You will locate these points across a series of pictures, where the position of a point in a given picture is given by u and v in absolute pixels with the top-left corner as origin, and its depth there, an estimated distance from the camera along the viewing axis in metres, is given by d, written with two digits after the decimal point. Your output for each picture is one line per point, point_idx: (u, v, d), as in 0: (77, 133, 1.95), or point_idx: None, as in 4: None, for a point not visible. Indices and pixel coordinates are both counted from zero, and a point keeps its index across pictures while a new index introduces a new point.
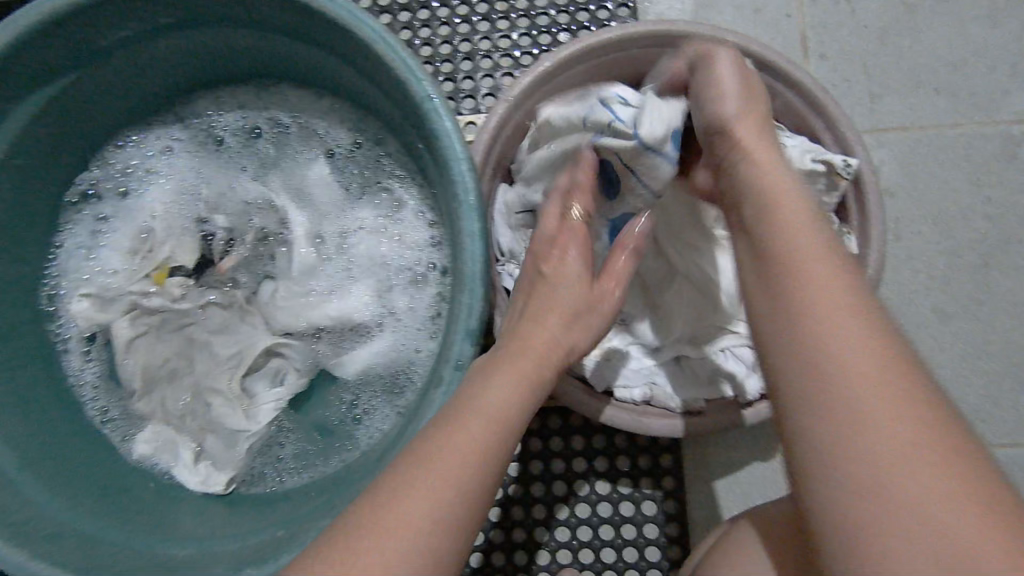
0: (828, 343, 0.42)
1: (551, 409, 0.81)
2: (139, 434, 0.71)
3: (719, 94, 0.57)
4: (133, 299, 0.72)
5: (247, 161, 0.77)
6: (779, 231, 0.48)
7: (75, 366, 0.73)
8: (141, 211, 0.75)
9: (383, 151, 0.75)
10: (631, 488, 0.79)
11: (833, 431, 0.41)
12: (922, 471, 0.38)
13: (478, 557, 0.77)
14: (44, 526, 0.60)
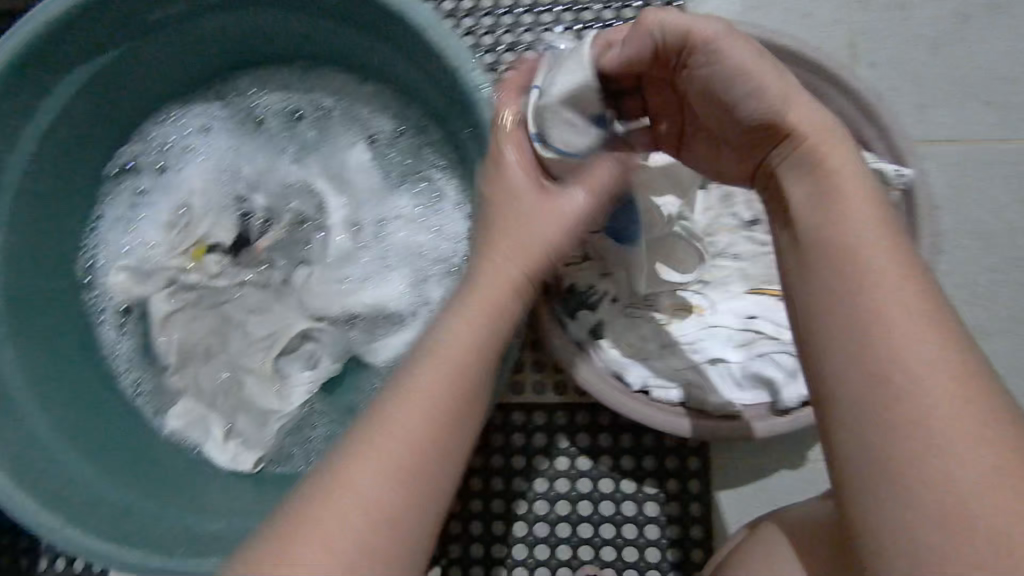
0: (912, 352, 0.43)
1: (578, 406, 0.82)
2: (168, 403, 0.76)
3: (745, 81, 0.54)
4: (172, 275, 0.78)
5: (290, 144, 0.80)
6: (846, 235, 0.48)
7: (114, 334, 0.78)
8: (179, 189, 0.79)
9: (425, 139, 0.78)
10: (656, 489, 0.80)
11: (912, 436, 0.42)
12: (961, 455, 0.41)
13: (501, 548, 0.79)
14: (82, 495, 0.65)
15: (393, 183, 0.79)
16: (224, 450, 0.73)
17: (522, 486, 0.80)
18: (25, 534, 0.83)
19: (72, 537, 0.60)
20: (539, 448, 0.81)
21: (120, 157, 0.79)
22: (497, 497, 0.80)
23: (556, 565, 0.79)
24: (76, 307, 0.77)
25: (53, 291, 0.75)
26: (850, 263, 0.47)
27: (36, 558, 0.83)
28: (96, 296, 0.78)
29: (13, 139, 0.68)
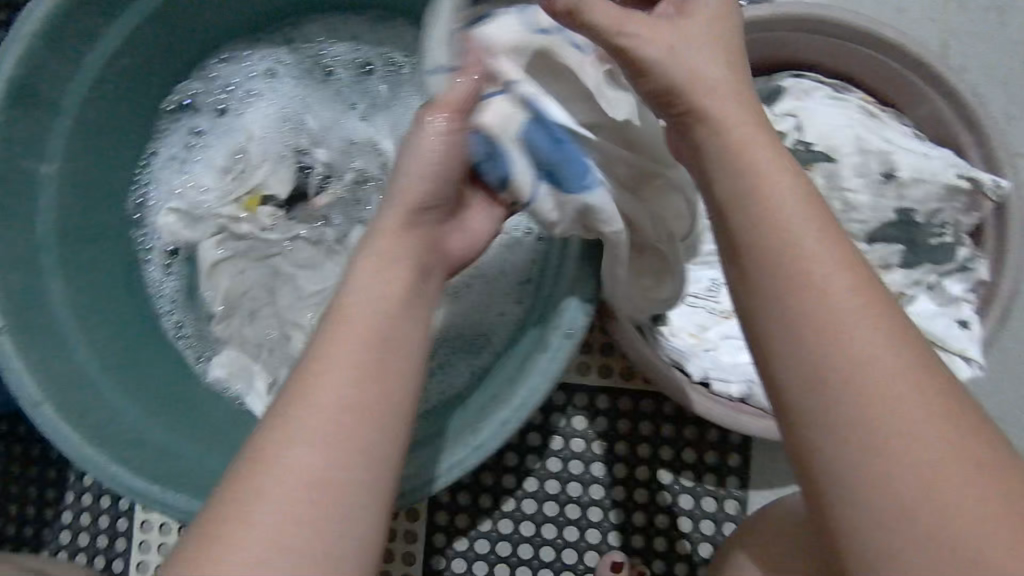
0: (852, 355, 0.43)
1: (621, 391, 0.81)
2: (212, 350, 0.76)
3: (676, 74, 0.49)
4: (223, 223, 0.76)
5: (357, 99, 0.78)
6: (792, 245, 0.45)
7: (159, 275, 0.77)
8: (238, 134, 0.78)
9: None
10: (693, 482, 0.79)
11: (861, 445, 0.42)
12: (916, 456, 0.42)
13: (531, 525, 0.80)
14: (126, 431, 0.63)
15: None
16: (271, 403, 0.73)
17: (557, 467, 0.80)
18: (53, 465, 0.83)
19: (117, 475, 0.60)
20: (578, 430, 0.81)
21: (178, 95, 0.77)
22: (530, 475, 0.80)
23: (585, 548, 0.79)
24: (122, 243, 0.75)
25: (104, 225, 0.73)
26: (801, 274, 0.44)
27: (63, 491, 0.82)
28: (146, 235, 0.77)
29: (78, 65, 0.66)
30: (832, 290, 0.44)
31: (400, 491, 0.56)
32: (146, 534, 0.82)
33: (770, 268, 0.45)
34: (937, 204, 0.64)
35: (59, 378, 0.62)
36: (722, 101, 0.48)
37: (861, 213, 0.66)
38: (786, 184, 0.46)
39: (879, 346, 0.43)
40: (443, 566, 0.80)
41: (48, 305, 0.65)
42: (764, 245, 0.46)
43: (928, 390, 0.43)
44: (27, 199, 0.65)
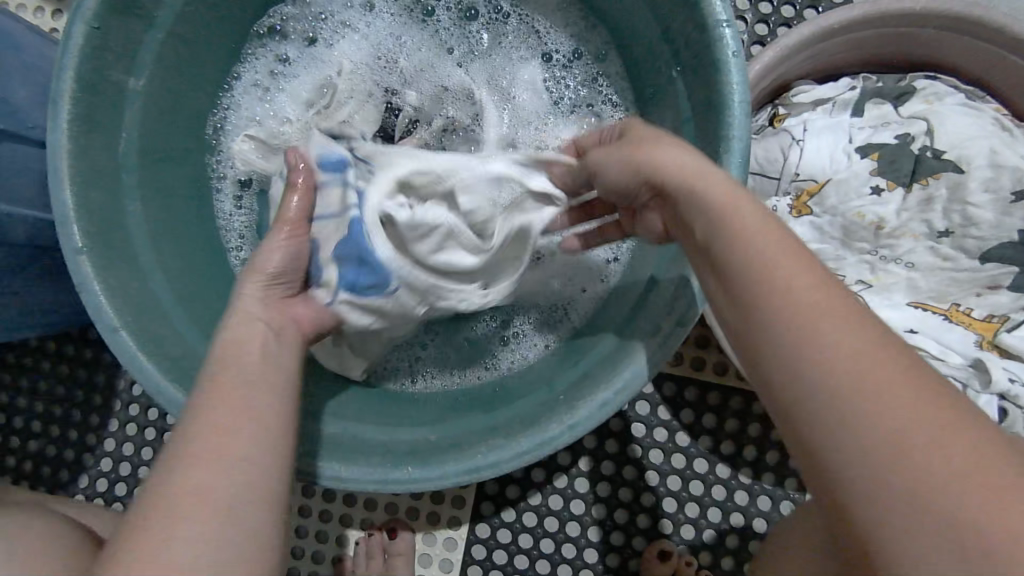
0: (828, 346, 0.34)
1: (689, 382, 0.79)
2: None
3: (631, 142, 0.49)
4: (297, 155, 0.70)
5: (452, 44, 0.75)
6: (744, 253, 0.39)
7: (229, 208, 0.74)
8: (328, 66, 0.74)
9: (602, 70, 0.72)
10: (751, 480, 0.78)
11: (856, 449, 0.33)
12: (930, 447, 0.32)
13: (581, 504, 0.79)
14: (198, 366, 0.60)
15: (562, 109, 0.73)
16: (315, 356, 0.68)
17: (614, 449, 0.79)
18: (97, 391, 0.80)
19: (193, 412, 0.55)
20: (641, 415, 0.79)
21: (271, 19, 0.74)
22: (586, 454, 0.79)
23: (634, 532, 0.79)
24: (197, 168, 0.72)
25: (181, 148, 0.69)
26: (768, 286, 0.37)
27: (107, 418, 0.79)
28: (222, 163, 0.74)
29: None
30: (792, 285, 0.37)
31: (490, 462, 0.54)
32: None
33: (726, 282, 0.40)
34: None
35: (137, 306, 0.58)
36: (661, 150, 0.46)
37: (980, 229, 0.63)
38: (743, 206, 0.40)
39: (850, 338, 0.35)
40: (488, 534, 0.79)
41: (126, 226, 0.61)
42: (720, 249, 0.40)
43: (921, 380, 0.34)
44: (112, 110, 0.60)
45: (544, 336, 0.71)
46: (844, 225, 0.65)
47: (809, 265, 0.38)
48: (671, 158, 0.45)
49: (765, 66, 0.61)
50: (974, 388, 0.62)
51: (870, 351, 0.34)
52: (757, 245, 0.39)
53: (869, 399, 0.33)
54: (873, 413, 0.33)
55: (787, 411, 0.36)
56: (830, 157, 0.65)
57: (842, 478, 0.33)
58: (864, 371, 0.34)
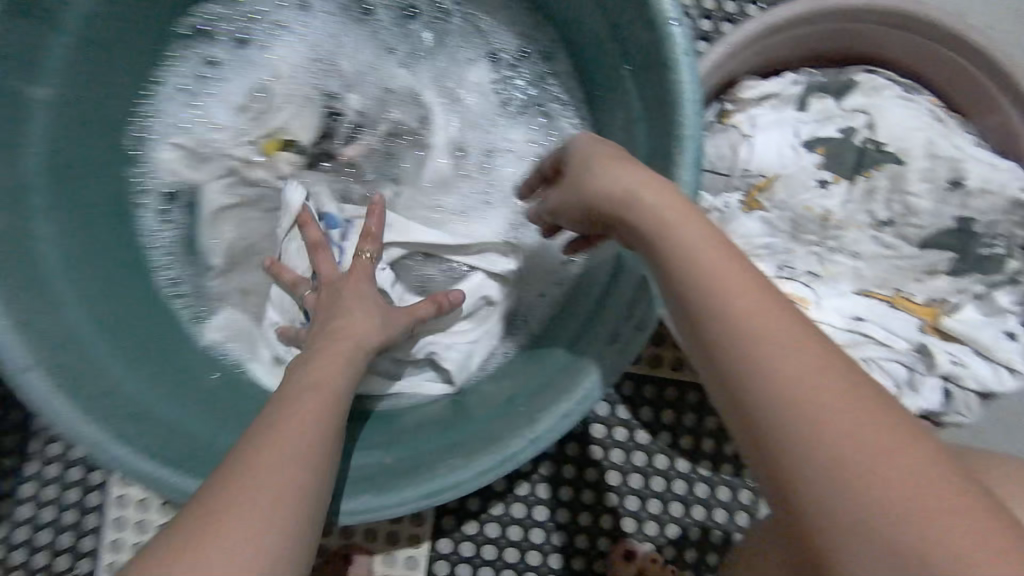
0: (777, 351, 0.34)
1: (647, 379, 0.80)
2: (212, 310, 0.69)
3: (583, 165, 0.49)
4: (234, 165, 0.70)
5: (394, 44, 0.73)
6: (692, 260, 0.39)
7: (154, 225, 0.69)
8: (261, 68, 0.72)
9: (550, 68, 0.71)
10: (710, 472, 0.79)
11: (815, 461, 0.31)
12: (885, 447, 0.31)
13: (544, 510, 0.79)
14: (125, 402, 0.55)
15: (512, 111, 0.73)
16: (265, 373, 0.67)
17: (575, 452, 0.79)
18: (12, 432, 0.73)
19: (119, 456, 0.50)
20: (600, 416, 0.79)
21: (196, 18, 0.69)
22: (547, 459, 0.79)
23: (598, 534, 0.79)
24: (113, 182, 0.66)
25: (96, 162, 0.64)
26: (721, 300, 0.37)
27: (24, 460, 0.73)
28: (144, 176, 0.69)
29: None
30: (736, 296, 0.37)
31: (451, 483, 0.52)
32: (124, 509, 0.72)
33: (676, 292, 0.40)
34: (997, 216, 0.64)
35: (52, 340, 0.53)
36: (605, 172, 0.46)
37: (920, 218, 0.65)
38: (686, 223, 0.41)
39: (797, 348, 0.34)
40: (451, 549, 0.78)
41: (36, 254, 0.56)
42: (669, 258, 0.41)
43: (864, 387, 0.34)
44: (12, 125, 0.54)
45: (504, 341, 0.69)
46: (792, 219, 0.66)
47: (751, 276, 0.38)
48: (623, 172, 0.46)
49: (713, 64, 0.61)
50: (919, 371, 0.64)
51: (821, 361, 0.34)
52: (703, 254, 0.39)
53: (821, 406, 0.32)
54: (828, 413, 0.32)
55: (745, 425, 0.34)
56: (778, 153, 0.65)
57: (806, 494, 0.31)
58: (814, 375, 0.33)
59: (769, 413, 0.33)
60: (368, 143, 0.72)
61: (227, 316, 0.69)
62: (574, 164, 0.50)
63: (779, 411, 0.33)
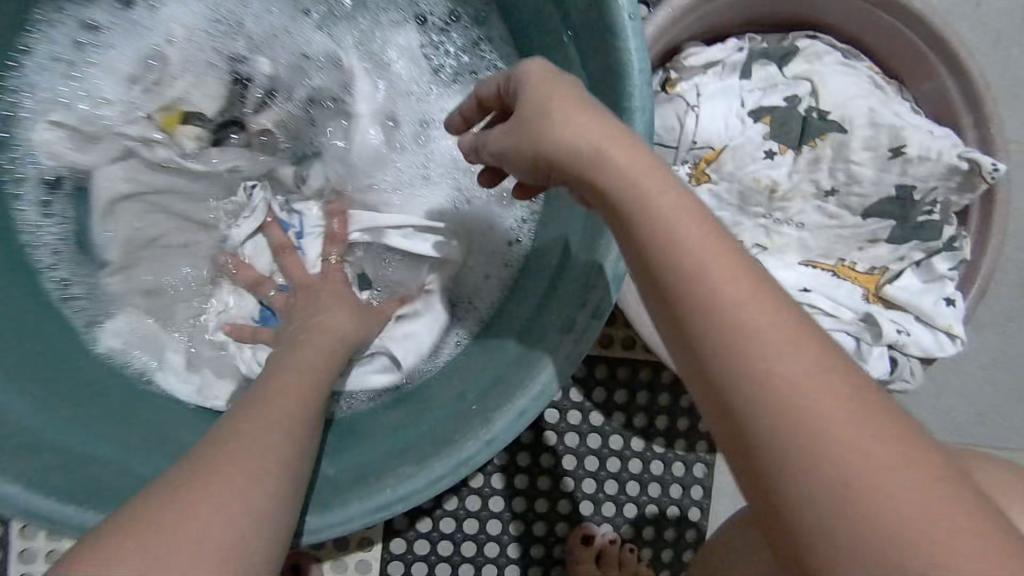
0: (764, 344, 0.31)
1: (598, 359, 0.77)
2: (112, 312, 0.62)
3: (534, 107, 0.40)
4: (129, 146, 0.62)
5: (308, 5, 0.66)
6: (668, 239, 0.35)
7: (35, 218, 0.61)
8: (153, 32, 0.64)
9: (485, 33, 0.66)
10: (664, 449, 0.78)
11: (803, 462, 0.29)
12: (875, 449, 0.29)
13: (500, 501, 0.76)
14: (11, 431, 0.47)
15: (446, 80, 0.67)
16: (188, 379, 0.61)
17: (529, 439, 0.76)
18: None
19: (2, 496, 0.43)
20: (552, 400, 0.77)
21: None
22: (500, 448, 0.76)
23: (556, 519, 0.77)
24: None
25: None
26: (701, 284, 0.33)
27: None
28: (19, 161, 0.61)
29: None
30: (720, 279, 0.33)
31: (400, 495, 0.48)
32: (29, 541, 0.64)
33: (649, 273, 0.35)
34: (935, 183, 0.64)
35: None
36: (565, 124, 0.38)
37: (862, 186, 0.65)
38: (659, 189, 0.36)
39: (791, 346, 0.31)
40: (404, 550, 0.74)
41: None
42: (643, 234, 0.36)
43: (852, 379, 0.31)
44: None
45: (453, 327, 0.64)
46: (741, 190, 0.65)
47: (737, 259, 0.34)
48: (583, 125, 0.38)
49: (659, 29, 0.58)
50: (866, 340, 0.65)
51: (808, 351, 0.31)
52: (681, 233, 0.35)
53: (816, 415, 0.30)
54: (818, 412, 0.30)
55: (730, 427, 0.32)
56: (725, 123, 0.63)
57: (790, 504, 0.29)
58: (802, 370, 0.31)
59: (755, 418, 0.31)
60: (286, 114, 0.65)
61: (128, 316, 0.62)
62: (524, 105, 0.41)
63: (766, 416, 0.30)
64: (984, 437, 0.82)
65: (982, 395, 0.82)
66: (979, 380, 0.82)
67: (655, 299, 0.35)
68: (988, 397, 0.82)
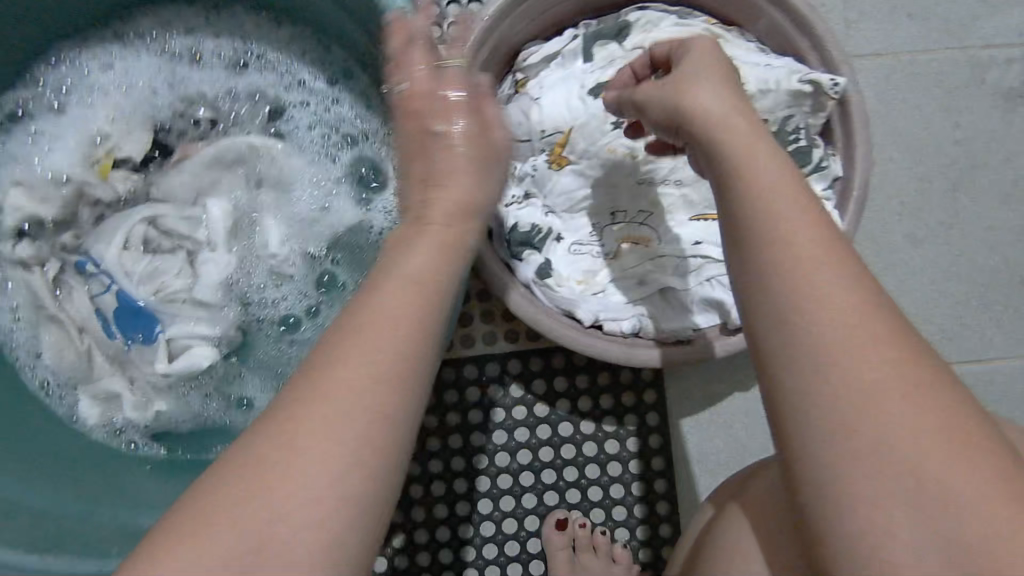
0: (819, 303, 0.40)
1: (529, 352, 0.80)
2: (80, 391, 0.69)
3: (685, 81, 0.49)
4: (77, 186, 0.70)
5: (246, 58, 0.74)
6: (768, 206, 0.43)
7: (7, 322, 0.69)
8: (98, 112, 0.72)
9: (357, 103, 0.73)
10: (615, 426, 0.80)
11: (843, 405, 0.38)
12: (902, 408, 0.37)
13: (467, 505, 0.78)
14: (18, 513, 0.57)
15: (335, 138, 0.74)
16: (144, 411, 0.68)
17: (482, 441, 0.79)
18: None
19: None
20: (496, 400, 0.79)
21: (6, 107, 0.71)
22: (457, 455, 0.78)
23: (524, 514, 0.78)
24: None
25: None
26: (773, 227, 0.42)
27: None
28: None
29: None
30: (799, 240, 0.42)
31: None
32: None
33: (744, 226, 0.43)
34: (786, 111, 0.65)
35: None
36: (698, 96, 0.48)
37: None
38: (767, 159, 0.45)
39: (857, 317, 0.39)
40: (385, 566, 0.77)
41: None
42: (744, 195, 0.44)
43: (898, 344, 0.39)
44: None
45: None
46: (602, 164, 0.68)
47: (817, 228, 0.42)
48: (711, 104, 0.47)
49: (479, 38, 0.64)
50: None
51: (861, 314, 0.39)
52: (779, 209, 0.43)
53: (862, 369, 0.38)
54: (865, 366, 0.38)
55: (778, 364, 0.40)
56: (567, 107, 0.67)
57: (806, 436, 0.39)
58: (852, 328, 0.39)
59: (792, 378, 0.39)
60: (203, 135, 0.74)
61: (78, 378, 0.68)
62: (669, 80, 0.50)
63: (821, 359, 0.39)
64: (952, 351, 0.78)
65: (937, 307, 0.78)
66: (928, 293, 0.78)
67: (737, 239, 0.44)
68: (944, 308, 0.79)
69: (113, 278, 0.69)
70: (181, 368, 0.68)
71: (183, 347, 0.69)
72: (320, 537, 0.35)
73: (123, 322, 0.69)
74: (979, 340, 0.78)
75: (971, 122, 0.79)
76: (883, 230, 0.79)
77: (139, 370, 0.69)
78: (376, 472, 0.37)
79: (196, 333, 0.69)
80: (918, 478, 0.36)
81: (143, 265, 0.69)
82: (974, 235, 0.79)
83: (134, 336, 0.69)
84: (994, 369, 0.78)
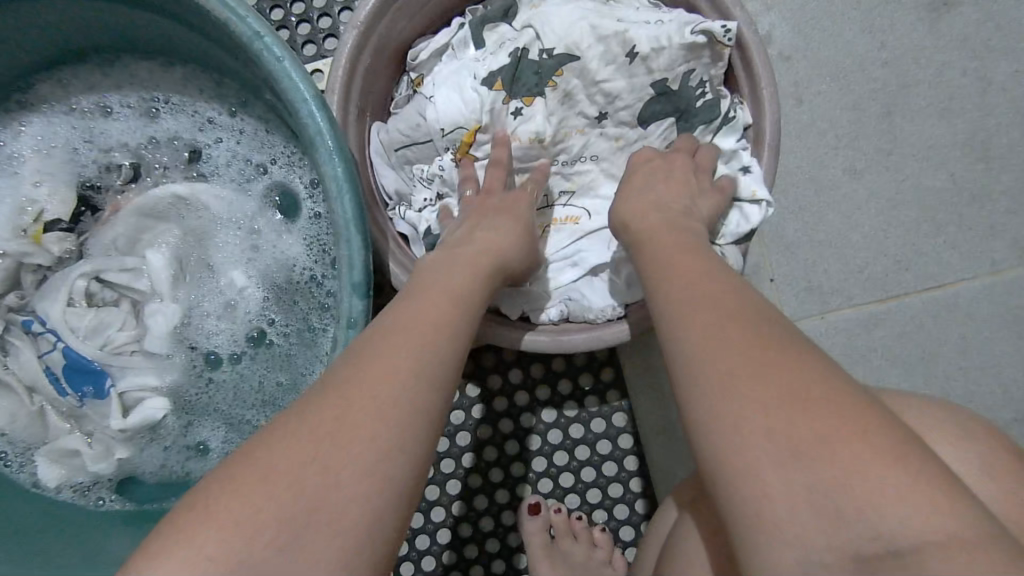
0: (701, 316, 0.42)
1: (481, 350, 0.80)
2: (39, 456, 0.69)
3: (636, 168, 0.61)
4: (14, 257, 0.69)
5: (152, 105, 0.73)
6: (671, 258, 0.49)
7: None
8: (25, 177, 0.72)
9: (265, 129, 0.71)
10: (577, 410, 0.79)
11: (743, 392, 0.37)
12: (810, 382, 0.36)
13: (441, 510, 0.77)
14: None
15: (252, 171, 0.72)
16: (108, 462, 0.68)
17: (446, 445, 0.78)
18: None
19: None
20: (454, 402, 0.79)
21: None
22: None
23: (500, 510, 0.78)
24: None
25: None
26: (676, 266, 0.49)
27: None
28: None
29: None
30: (692, 270, 0.47)
31: None
32: None
33: (652, 295, 0.48)
34: (686, 66, 0.62)
35: None
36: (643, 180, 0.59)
37: (623, 99, 0.64)
38: (691, 227, 0.54)
39: (740, 320, 0.41)
40: None
41: None
42: (664, 253, 0.50)
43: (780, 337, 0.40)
44: None
45: (283, 373, 0.70)
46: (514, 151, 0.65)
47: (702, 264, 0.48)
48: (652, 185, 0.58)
49: (353, 46, 0.61)
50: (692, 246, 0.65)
51: (739, 315, 0.41)
52: (678, 263, 0.48)
53: (764, 356, 0.38)
54: (762, 353, 0.38)
55: (681, 362, 0.42)
56: (462, 101, 0.64)
57: (720, 421, 0.37)
58: (739, 326, 0.41)
59: (697, 373, 0.40)
60: (127, 180, 0.73)
61: (41, 442, 0.69)
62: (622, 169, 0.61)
63: (714, 355, 0.40)
64: (908, 281, 0.75)
65: (887, 237, 0.76)
66: (876, 225, 0.75)
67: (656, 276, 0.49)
68: (894, 238, 0.76)
69: (58, 337, 0.67)
70: (136, 421, 0.68)
71: (137, 399, 0.70)
72: (363, 504, 0.35)
73: (71, 381, 0.68)
74: (936, 265, 0.75)
75: (896, 40, 0.76)
76: (821, 168, 0.76)
77: (98, 426, 0.69)
78: (410, 443, 0.38)
79: (147, 386, 0.70)
80: (843, 452, 0.33)
81: (86, 323, 0.68)
82: (915, 158, 0.76)
83: (89, 393, 0.68)
84: (956, 292, 0.75)
